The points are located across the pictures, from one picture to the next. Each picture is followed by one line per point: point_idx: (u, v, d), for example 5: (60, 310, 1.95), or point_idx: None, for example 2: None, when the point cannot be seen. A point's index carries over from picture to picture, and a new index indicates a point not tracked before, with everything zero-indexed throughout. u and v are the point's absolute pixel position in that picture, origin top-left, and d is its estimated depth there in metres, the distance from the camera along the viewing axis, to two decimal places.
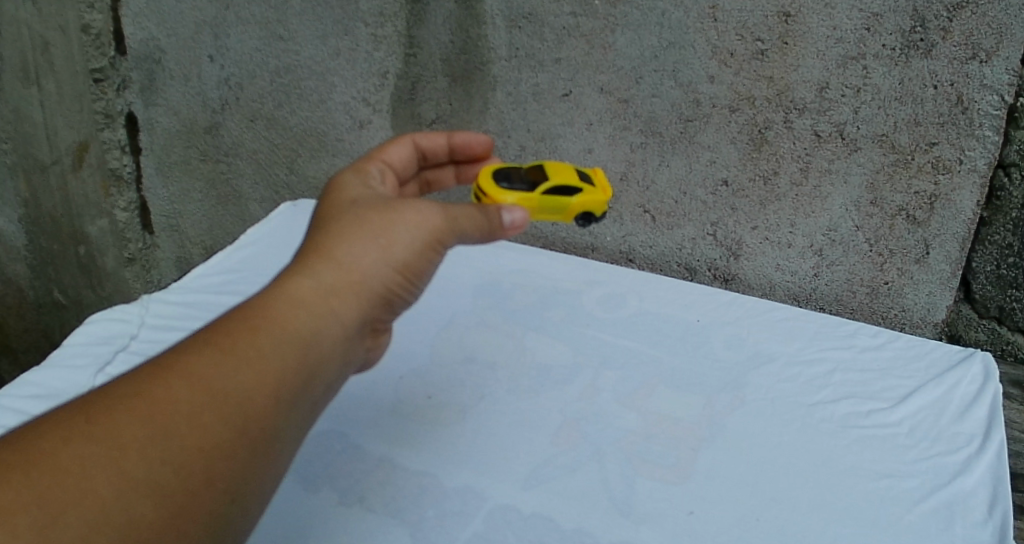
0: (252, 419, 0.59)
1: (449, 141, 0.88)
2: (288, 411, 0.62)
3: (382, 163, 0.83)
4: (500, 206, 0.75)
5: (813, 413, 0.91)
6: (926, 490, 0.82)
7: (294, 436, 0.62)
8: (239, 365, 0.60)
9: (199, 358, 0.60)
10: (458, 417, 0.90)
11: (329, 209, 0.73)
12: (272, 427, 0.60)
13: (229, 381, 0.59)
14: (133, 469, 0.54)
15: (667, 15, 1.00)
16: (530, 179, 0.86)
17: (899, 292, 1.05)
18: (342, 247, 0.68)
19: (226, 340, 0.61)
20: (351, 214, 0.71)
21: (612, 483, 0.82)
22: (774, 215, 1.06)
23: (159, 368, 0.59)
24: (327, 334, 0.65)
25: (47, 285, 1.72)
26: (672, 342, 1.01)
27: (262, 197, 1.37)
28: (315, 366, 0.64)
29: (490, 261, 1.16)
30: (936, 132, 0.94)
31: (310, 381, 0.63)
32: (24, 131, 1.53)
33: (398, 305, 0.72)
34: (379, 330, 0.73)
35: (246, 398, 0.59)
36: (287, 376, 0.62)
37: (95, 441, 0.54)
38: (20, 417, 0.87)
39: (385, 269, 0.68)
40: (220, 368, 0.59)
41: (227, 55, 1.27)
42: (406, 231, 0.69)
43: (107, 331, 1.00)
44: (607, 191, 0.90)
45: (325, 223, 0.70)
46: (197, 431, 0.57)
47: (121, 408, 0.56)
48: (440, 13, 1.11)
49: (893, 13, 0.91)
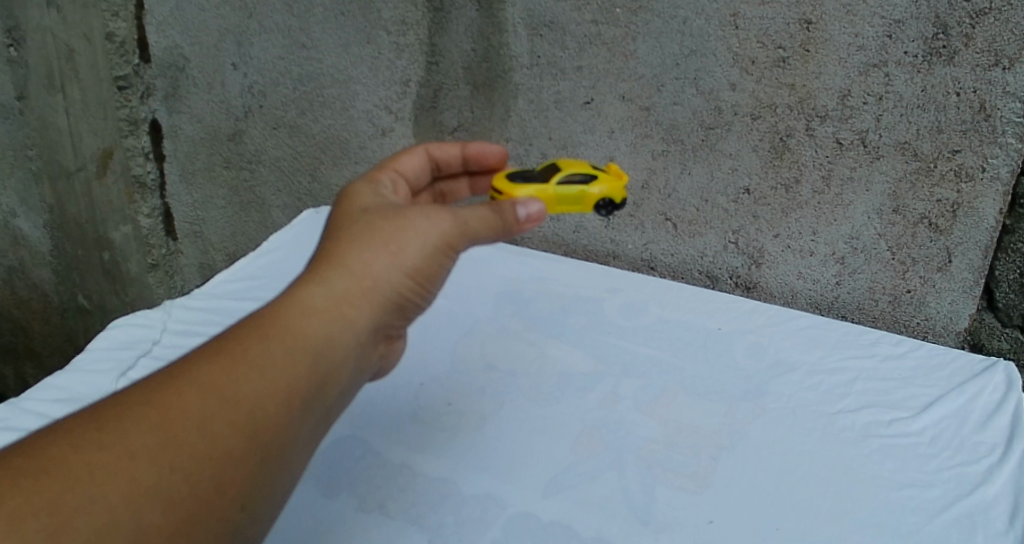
0: (263, 426, 0.60)
1: (463, 151, 0.89)
2: (299, 418, 0.62)
3: (394, 172, 0.83)
4: (515, 201, 0.75)
5: (834, 422, 0.90)
6: (948, 500, 0.81)
7: (306, 443, 0.63)
8: (250, 373, 0.60)
9: (211, 366, 0.60)
10: (479, 425, 0.90)
11: (341, 217, 0.73)
12: (283, 434, 0.61)
13: (241, 388, 0.60)
14: (144, 475, 0.54)
15: (689, 22, 1.00)
16: (544, 175, 0.86)
17: (921, 300, 1.05)
18: (352, 254, 0.68)
19: (237, 347, 0.62)
20: (362, 221, 0.71)
21: (631, 491, 0.82)
22: (797, 223, 1.06)
23: (170, 375, 0.59)
24: (338, 341, 0.65)
25: (72, 289, 1.74)
26: (693, 350, 1.01)
27: (285, 204, 1.38)
28: (327, 372, 0.64)
29: (511, 269, 1.16)
30: (959, 140, 0.94)
31: (321, 388, 0.64)
32: (49, 138, 1.55)
33: (409, 312, 0.72)
34: (391, 337, 0.74)
35: (258, 405, 0.60)
36: (298, 383, 0.62)
37: (106, 448, 0.54)
38: (44, 420, 0.88)
39: (397, 275, 0.69)
40: (231, 375, 0.60)
41: (250, 63, 1.28)
42: (417, 237, 0.70)
43: (130, 336, 1.01)
44: (622, 177, 0.89)
45: (336, 232, 0.71)
46: (208, 438, 0.57)
47: (131, 415, 0.56)
48: (462, 22, 1.12)
49: (916, 21, 0.91)
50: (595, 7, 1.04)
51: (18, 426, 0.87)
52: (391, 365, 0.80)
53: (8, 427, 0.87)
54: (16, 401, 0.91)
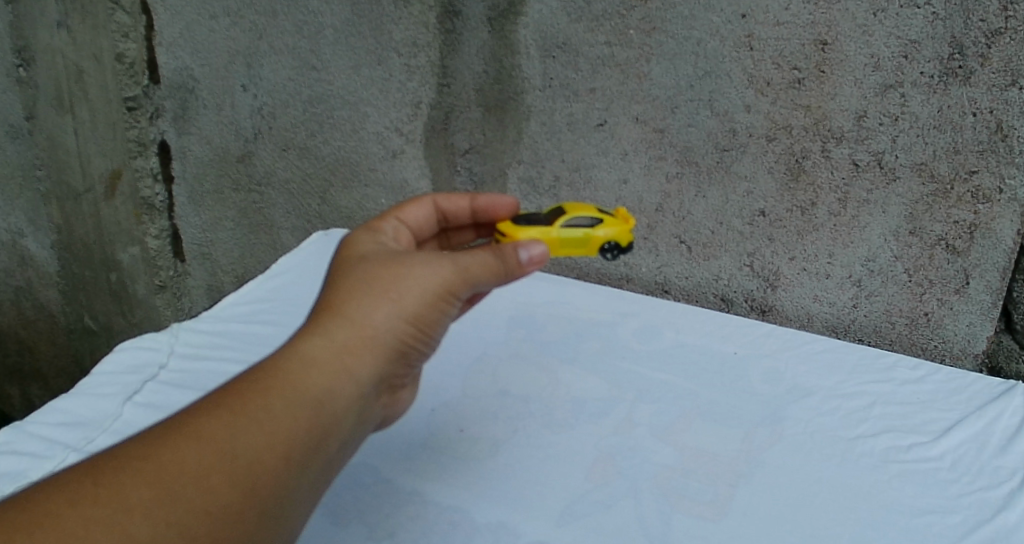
0: (261, 480, 0.59)
1: (473, 204, 0.87)
2: (298, 472, 0.61)
3: (397, 221, 0.82)
4: (517, 244, 0.73)
5: (853, 447, 0.88)
6: (970, 526, 0.79)
7: (307, 497, 0.62)
8: (249, 426, 0.60)
9: (209, 420, 0.59)
10: (492, 451, 0.88)
11: (340, 265, 0.72)
12: (283, 488, 0.60)
13: (239, 442, 0.59)
14: (138, 532, 0.54)
15: (703, 44, 1.00)
16: (548, 217, 0.84)
17: (939, 323, 1.03)
18: (352, 301, 0.67)
19: (236, 401, 0.61)
20: (361, 269, 0.70)
21: (647, 519, 0.80)
22: (812, 246, 1.05)
23: (170, 429, 0.59)
24: (340, 392, 0.64)
25: (79, 310, 1.73)
26: (708, 376, 0.99)
27: (294, 226, 1.37)
28: (328, 425, 0.63)
29: (524, 295, 1.15)
30: (976, 160, 0.93)
31: (323, 442, 0.63)
32: (58, 159, 1.55)
33: (413, 361, 0.71)
34: (397, 386, 0.72)
35: (256, 459, 0.59)
36: (297, 436, 0.61)
37: (102, 504, 0.54)
38: (49, 445, 0.86)
39: (397, 323, 0.67)
40: (229, 429, 0.59)
41: (260, 84, 1.28)
42: (416, 283, 0.69)
43: (136, 359, 1.00)
44: (629, 221, 0.87)
45: (336, 280, 0.70)
46: (204, 493, 0.57)
47: (129, 470, 0.56)
48: (474, 44, 1.12)
49: (932, 41, 0.90)
50: (609, 29, 1.03)
51: (22, 451, 0.86)
52: (402, 409, 0.79)
53: (11, 451, 0.86)
54: (20, 424, 0.89)
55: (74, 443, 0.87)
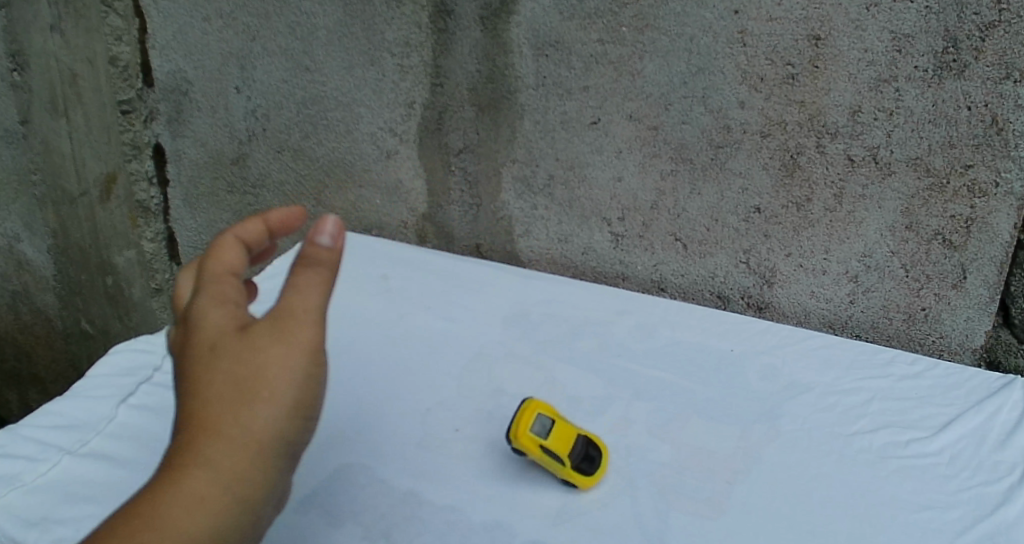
0: (230, 529, 0.63)
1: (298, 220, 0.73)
2: (264, 497, 0.65)
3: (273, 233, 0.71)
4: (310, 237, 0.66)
5: (850, 444, 0.88)
6: (968, 522, 0.79)
7: (276, 503, 0.67)
8: (191, 495, 0.61)
9: (154, 504, 0.61)
10: (488, 450, 0.88)
11: (211, 280, 0.67)
12: (252, 514, 0.64)
13: (190, 517, 0.61)
14: None
15: (695, 40, 0.99)
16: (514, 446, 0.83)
17: (937, 317, 1.03)
18: (255, 336, 0.64)
19: (172, 473, 0.62)
20: (222, 296, 0.66)
21: (645, 518, 0.80)
22: (808, 242, 1.04)
23: (121, 522, 0.61)
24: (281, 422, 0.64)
25: (76, 314, 1.73)
26: (705, 373, 0.99)
27: (289, 228, 1.37)
28: (280, 452, 0.65)
29: (521, 292, 1.14)
30: (971, 154, 0.93)
31: (279, 463, 0.65)
32: (52, 163, 1.54)
33: None
34: None
35: (212, 520, 0.62)
36: (247, 479, 0.63)
37: None
38: (43, 448, 0.86)
39: (310, 340, 0.65)
40: (173, 505, 0.61)
41: (254, 86, 1.28)
42: (300, 300, 0.65)
43: (130, 362, 0.99)
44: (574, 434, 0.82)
45: (212, 303, 0.65)
46: None
47: None
48: (467, 43, 1.11)
49: (926, 34, 0.90)
50: (601, 26, 1.03)
51: (17, 455, 0.86)
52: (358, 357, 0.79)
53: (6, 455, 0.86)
54: (14, 428, 0.89)
55: (69, 447, 0.86)
